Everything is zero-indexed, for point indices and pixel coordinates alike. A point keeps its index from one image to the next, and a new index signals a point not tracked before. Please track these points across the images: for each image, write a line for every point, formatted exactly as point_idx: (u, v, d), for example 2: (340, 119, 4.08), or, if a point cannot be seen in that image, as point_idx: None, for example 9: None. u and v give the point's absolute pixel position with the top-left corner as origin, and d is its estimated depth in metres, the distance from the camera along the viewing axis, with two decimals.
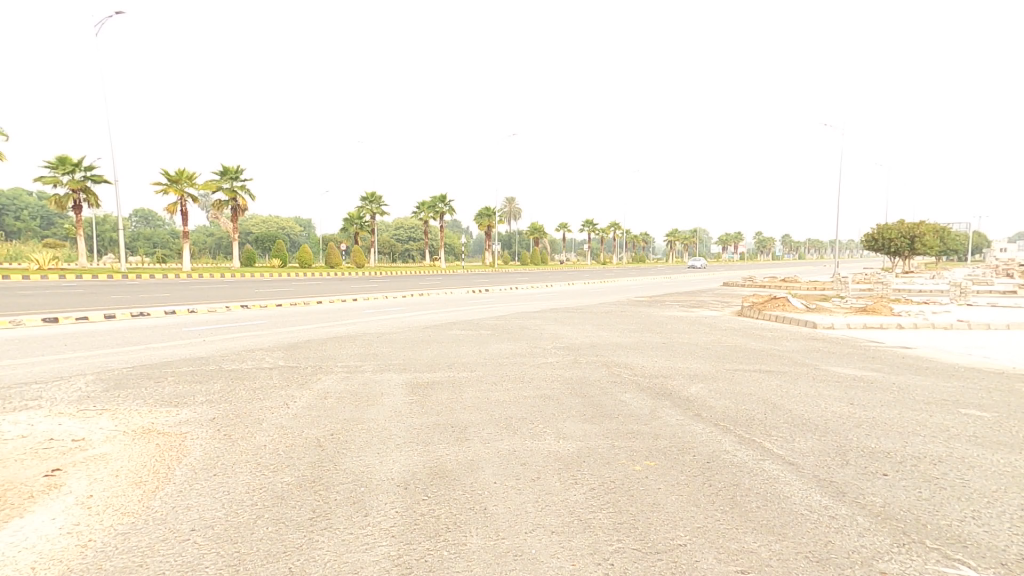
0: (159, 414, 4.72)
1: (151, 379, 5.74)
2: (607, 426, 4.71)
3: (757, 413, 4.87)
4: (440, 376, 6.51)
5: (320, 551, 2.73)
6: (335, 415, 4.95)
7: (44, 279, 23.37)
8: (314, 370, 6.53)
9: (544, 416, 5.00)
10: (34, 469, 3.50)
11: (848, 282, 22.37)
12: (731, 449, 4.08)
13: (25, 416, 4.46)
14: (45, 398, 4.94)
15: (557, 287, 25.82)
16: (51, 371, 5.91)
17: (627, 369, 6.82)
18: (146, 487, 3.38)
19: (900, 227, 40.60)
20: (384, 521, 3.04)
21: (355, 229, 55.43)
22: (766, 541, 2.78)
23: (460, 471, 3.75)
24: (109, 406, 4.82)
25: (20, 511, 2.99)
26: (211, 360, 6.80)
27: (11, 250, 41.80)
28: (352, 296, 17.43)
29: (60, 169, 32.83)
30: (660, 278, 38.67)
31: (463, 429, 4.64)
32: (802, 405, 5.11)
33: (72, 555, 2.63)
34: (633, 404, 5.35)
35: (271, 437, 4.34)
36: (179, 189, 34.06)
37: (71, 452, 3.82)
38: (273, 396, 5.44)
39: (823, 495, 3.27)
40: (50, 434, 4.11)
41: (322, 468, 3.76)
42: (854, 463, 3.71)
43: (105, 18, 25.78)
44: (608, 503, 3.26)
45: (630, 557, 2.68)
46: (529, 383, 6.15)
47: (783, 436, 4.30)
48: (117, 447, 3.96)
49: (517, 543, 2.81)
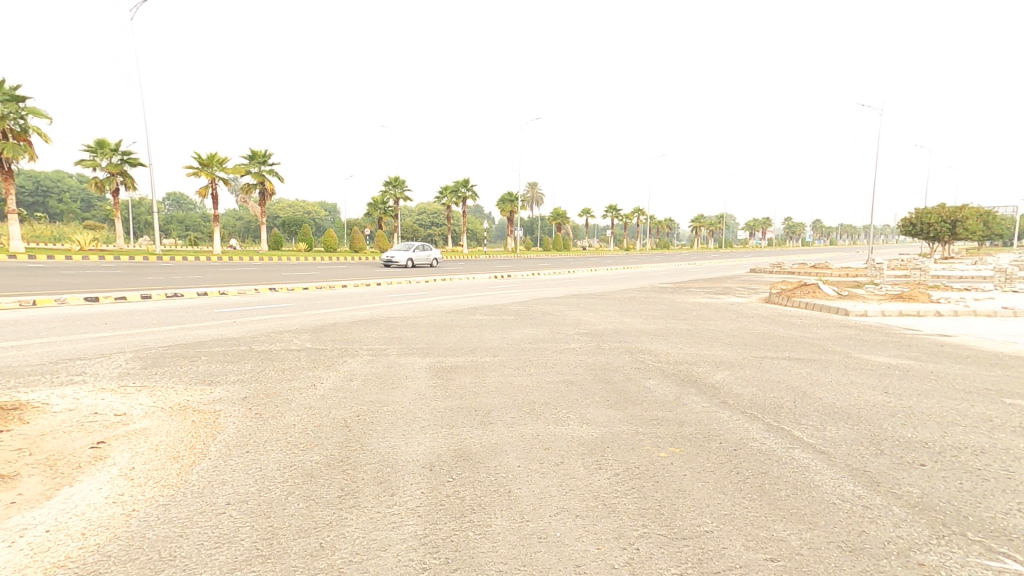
0: (194, 392, 4.86)
1: (187, 358, 5.93)
2: (630, 412, 4.69)
3: (786, 401, 4.79)
4: (463, 360, 6.56)
5: (349, 528, 2.79)
6: (361, 396, 5.05)
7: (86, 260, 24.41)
8: (340, 353, 6.66)
9: (567, 401, 5.01)
10: (80, 441, 3.64)
11: (884, 270, 21.60)
12: (759, 437, 4.03)
13: (71, 390, 4.64)
14: (88, 373, 5.14)
15: (582, 273, 25.72)
16: (93, 349, 6.12)
17: (651, 355, 6.76)
18: (183, 461, 3.50)
19: (942, 210, 38.95)
20: (410, 502, 3.09)
21: (379, 215, 56.22)
22: (797, 529, 2.75)
23: (484, 454, 3.78)
24: (148, 383, 5.00)
25: (69, 480, 3.13)
26: (242, 340, 6.97)
27: (56, 232, 43.35)
28: (377, 281, 17.63)
29: (101, 155, 33.79)
30: (687, 264, 37.99)
31: (487, 413, 4.68)
32: (833, 393, 5.00)
33: (118, 524, 2.74)
34: (657, 390, 5.33)
35: (299, 416, 4.45)
36: (211, 172, 34.61)
37: (114, 426, 3.96)
38: (300, 378, 5.54)
39: (856, 484, 3.21)
40: (94, 408, 4.27)
41: (349, 448, 3.83)
42: (889, 453, 3.63)
43: (140, 3, 26.34)
44: (632, 488, 3.26)
45: (656, 542, 2.68)
46: (552, 369, 6.17)
47: (813, 424, 4.22)
48: (156, 423, 4.11)
49: (542, 526, 2.84)
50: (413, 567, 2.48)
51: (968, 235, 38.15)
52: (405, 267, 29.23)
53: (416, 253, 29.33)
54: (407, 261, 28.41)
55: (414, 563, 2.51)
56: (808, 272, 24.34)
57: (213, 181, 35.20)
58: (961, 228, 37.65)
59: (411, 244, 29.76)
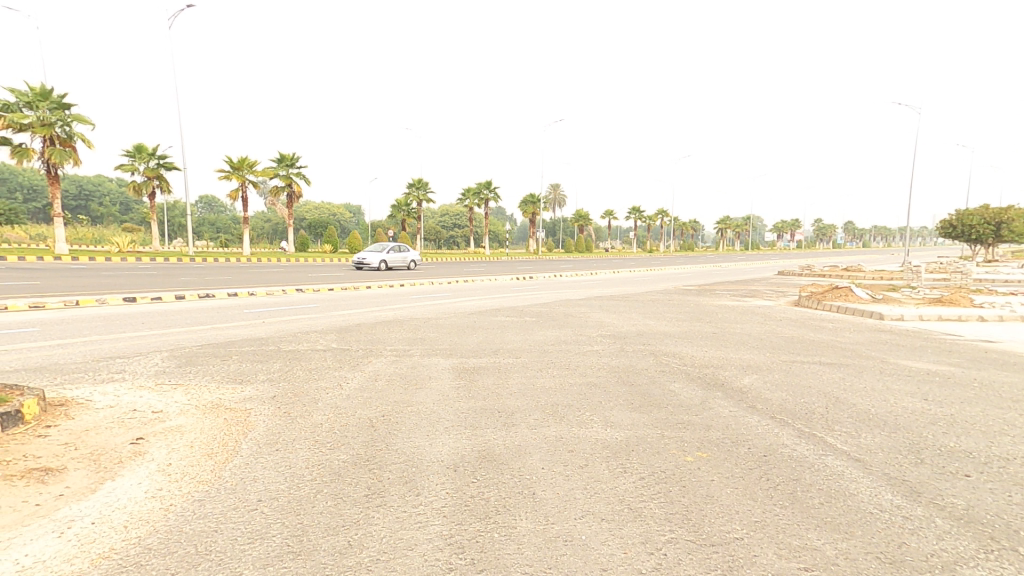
0: (226, 390, 4.98)
1: (218, 357, 6.08)
2: (655, 415, 4.63)
3: (817, 407, 4.67)
4: (486, 361, 6.57)
5: (376, 527, 2.82)
6: (386, 396, 5.11)
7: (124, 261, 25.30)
8: (365, 353, 6.74)
9: (591, 403, 4.98)
10: (121, 437, 3.76)
11: (922, 272, 20.91)
12: (790, 443, 3.94)
13: (112, 387, 4.81)
14: (127, 371, 5.31)
15: (605, 275, 25.56)
16: (131, 348, 6.32)
17: (676, 358, 6.67)
18: (217, 458, 3.59)
19: (984, 211, 37.48)
20: (435, 502, 3.11)
21: (403, 216, 56.87)
22: (832, 539, 2.68)
23: (507, 456, 3.78)
24: (183, 381, 5.14)
25: (111, 474, 3.23)
26: (271, 340, 7.11)
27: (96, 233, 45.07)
28: (400, 282, 17.84)
29: (139, 159, 34.93)
30: (713, 266, 37.42)
31: (510, 414, 4.68)
32: (868, 399, 4.86)
33: (157, 517, 2.82)
34: (683, 393, 5.26)
35: (326, 416, 4.52)
36: (241, 175, 35.46)
37: (151, 422, 4.08)
38: (327, 377, 5.63)
39: (895, 494, 3.12)
40: (133, 405, 4.41)
41: (375, 447, 3.88)
42: (930, 462, 3.51)
43: (178, 11, 27.13)
44: (659, 493, 3.22)
45: (684, 548, 2.64)
46: (575, 371, 6.14)
47: (847, 431, 4.11)
48: (191, 420, 4.21)
49: (567, 529, 2.82)
50: (440, 567, 2.49)
51: (1012, 237, 36.61)
52: (379, 268, 26.93)
53: (389, 254, 26.70)
54: (379, 264, 26.14)
55: (440, 563, 2.52)
56: (840, 274, 23.73)
57: (243, 184, 36.05)
58: (1005, 229, 36.16)
59: (386, 244, 27.30)
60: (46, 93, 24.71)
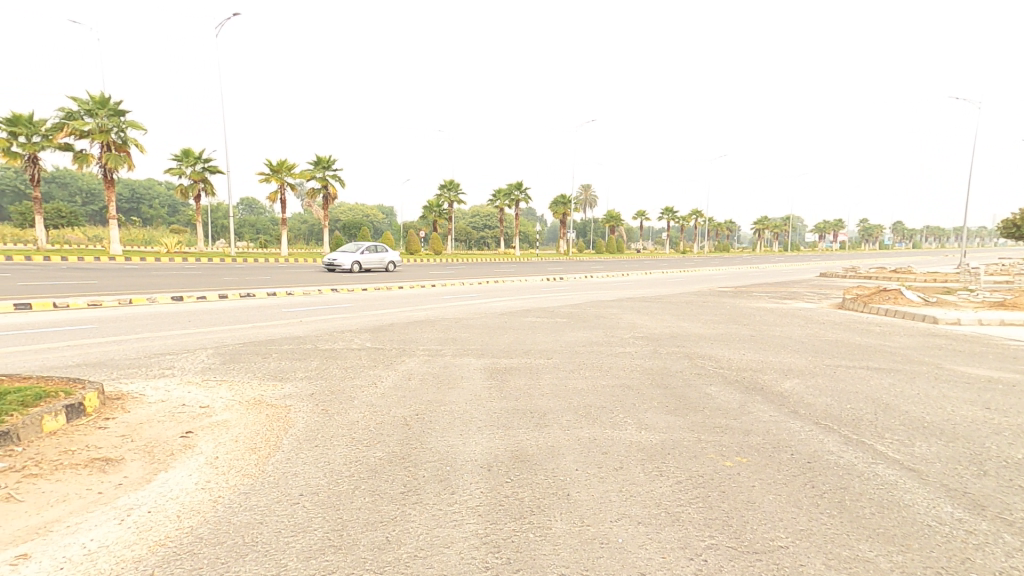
0: (267, 387, 5.11)
1: (260, 355, 6.25)
2: (692, 419, 4.53)
3: (865, 414, 4.49)
4: (517, 362, 6.56)
5: (413, 523, 2.84)
6: (420, 395, 5.15)
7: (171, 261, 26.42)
8: (398, 352, 6.82)
9: (624, 405, 4.91)
10: (171, 430, 3.90)
11: (978, 274, 19.88)
12: (836, 450, 3.79)
13: (162, 382, 5.00)
14: (176, 367, 5.52)
15: (638, 276, 25.25)
16: (179, 345, 6.57)
17: (712, 361, 6.52)
18: (260, 452, 3.68)
19: None
20: (470, 500, 3.11)
21: (434, 217, 57.55)
22: (886, 551, 2.56)
23: (541, 457, 3.76)
24: (227, 377, 5.31)
25: (164, 466, 3.35)
26: (308, 339, 7.28)
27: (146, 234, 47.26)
28: (432, 282, 18.04)
29: (186, 163, 36.37)
30: (750, 267, 36.54)
31: (543, 415, 4.66)
32: (922, 407, 4.64)
33: (207, 508, 2.91)
34: (720, 397, 5.13)
35: (362, 413, 4.58)
36: (280, 178, 36.52)
37: (199, 417, 4.22)
38: (362, 375, 5.72)
39: (955, 507, 2.96)
40: (182, 400, 4.57)
41: (409, 445, 3.91)
42: (993, 474, 3.32)
43: (225, 20, 28.14)
44: (698, 497, 3.14)
45: (726, 554, 2.56)
46: (607, 372, 6.07)
47: (900, 439, 3.93)
48: (235, 415, 4.34)
49: (603, 531, 2.78)
50: (477, 565, 2.48)
51: None
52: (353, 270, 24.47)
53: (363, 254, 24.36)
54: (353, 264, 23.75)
55: (477, 561, 2.52)
56: (889, 276, 22.80)
57: (282, 186, 37.13)
58: None
59: (360, 243, 24.99)
60: (104, 101, 25.99)
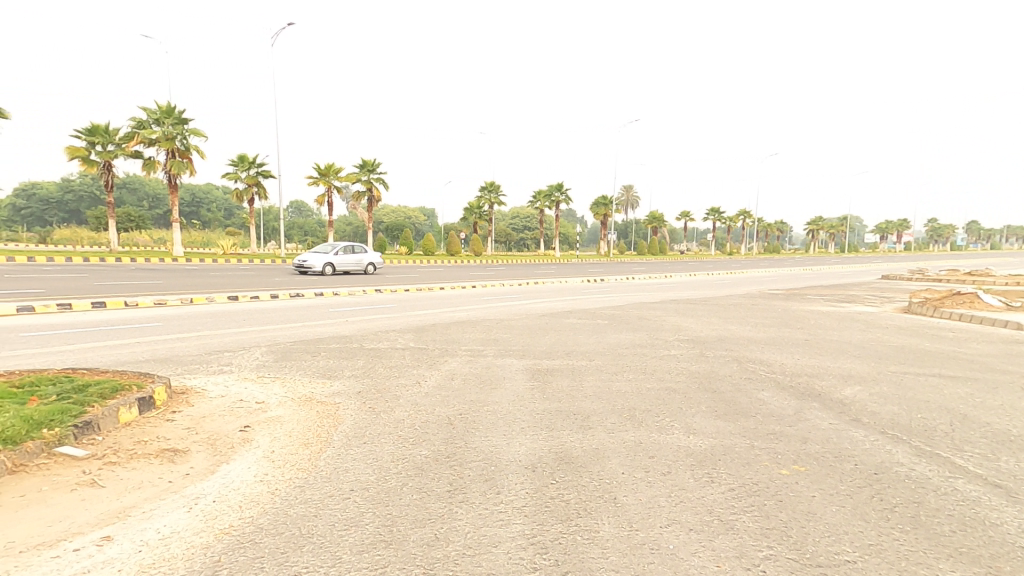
0: (317, 384, 5.24)
1: (309, 353, 6.43)
2: (743, 424, 4.34)
3: (938, 425, 4.18)
4: (560, 363, 6.49)
5: (459, 522, 2.82)
6: (463, 395, 5.16)
7: (227, 262, 27.72)
8: (441, 352, 6.87)
9: (671, 409, 4.76)
10: (231, 424, 4.05)
11: None
12: (906, 462, 3.54)
13: (221, 378, 5.21)
14: (233, 363, 5.74)
15: (681, 278, 24.64)
16: (236, 342, 6.84)
17: (764, 365, 6.26)
18: (312, 448, 3.76)
19: None
20: (516, 501, 3.07)
21: (474, 219, 58.05)
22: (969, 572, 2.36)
23: (586, 459, 3.68)
24: (280, 374, 5.47)
25: (226, 458, 3.47)
26: (355, 338, 7.44)
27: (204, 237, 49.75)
28: (472, 283, 18.18)
29: (242, 168, 38.00)
30: (803, 269, 35.03)
31: (587, 417, 4.57)
32: (1004, 419, 4.28)
33: (266, 500, 2.99)
34: (773, 402, 4.91)
35: (408, 412, 4.62)
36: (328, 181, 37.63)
37: (255, 412, 4.36)
38: (406, 375, 5.79)
39: None
40: (240, 395, 4.74)
41: (454, 444, 3.91)
42: None
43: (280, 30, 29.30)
44: (753, 506, 2.99)
45: (786, 566, 2.43)
46: (652, 375, 5.92)
47: (979, 453, 3.64)
48: (288, 411, 4.46)
49: (653, 536, 2.68)
50: (525, 566, 2.44)
51: None
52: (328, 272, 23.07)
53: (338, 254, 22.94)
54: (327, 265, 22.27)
55: (524, 562, 2.48)
56: (960, 280, 21.34)
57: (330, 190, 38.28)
58: None
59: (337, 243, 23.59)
60: (170, 110, 27.48)
